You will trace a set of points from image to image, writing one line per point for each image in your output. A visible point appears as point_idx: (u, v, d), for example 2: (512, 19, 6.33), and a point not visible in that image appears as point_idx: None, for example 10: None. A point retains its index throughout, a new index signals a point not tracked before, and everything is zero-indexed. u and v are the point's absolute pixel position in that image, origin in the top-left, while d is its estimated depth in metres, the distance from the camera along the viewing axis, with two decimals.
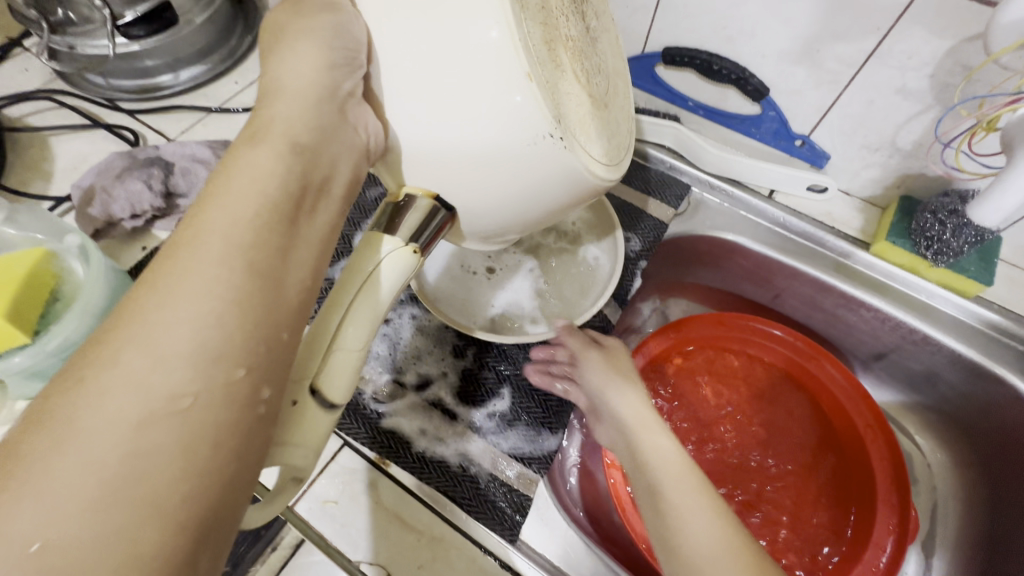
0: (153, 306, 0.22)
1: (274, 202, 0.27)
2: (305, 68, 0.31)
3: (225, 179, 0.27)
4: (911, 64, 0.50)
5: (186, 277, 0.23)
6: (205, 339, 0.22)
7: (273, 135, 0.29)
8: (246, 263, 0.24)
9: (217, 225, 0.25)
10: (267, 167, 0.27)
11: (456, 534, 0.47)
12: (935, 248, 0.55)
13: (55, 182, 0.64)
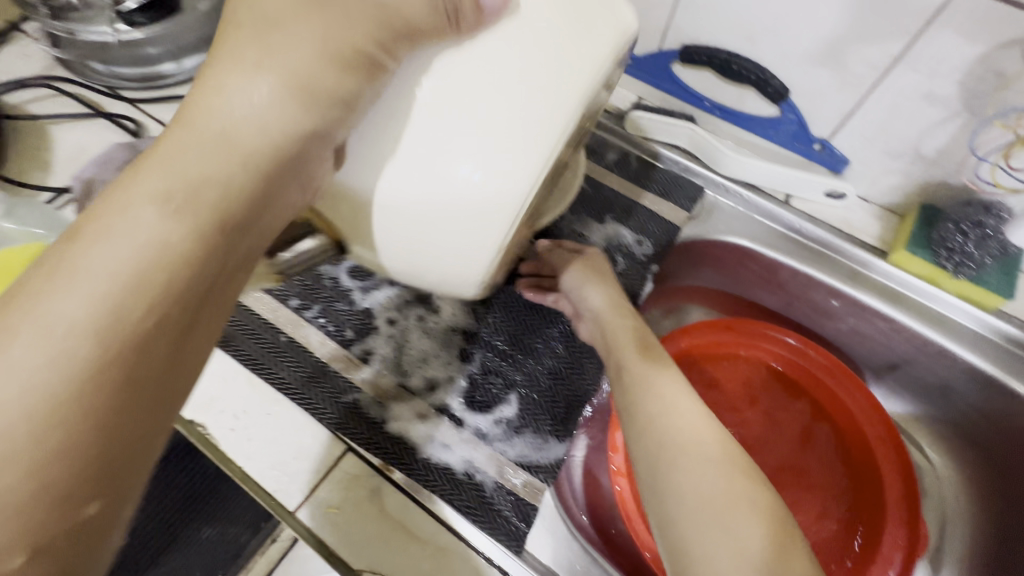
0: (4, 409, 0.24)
1: (160, 308, 0.27)
2: (261, 121, 0.31)
3: (100, 269, 0.27)
4: (941, 70, 0.48)
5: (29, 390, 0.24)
6: (72, 365, 0.25)
7: (194, 206, 0.29)
8: (112, 378, 0.26)
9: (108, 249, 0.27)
10: (172, 251, 0.28)
11: (460, 544, 0.45)
12: (956, 259, 0.54)
13: (55, 172, 0.62)
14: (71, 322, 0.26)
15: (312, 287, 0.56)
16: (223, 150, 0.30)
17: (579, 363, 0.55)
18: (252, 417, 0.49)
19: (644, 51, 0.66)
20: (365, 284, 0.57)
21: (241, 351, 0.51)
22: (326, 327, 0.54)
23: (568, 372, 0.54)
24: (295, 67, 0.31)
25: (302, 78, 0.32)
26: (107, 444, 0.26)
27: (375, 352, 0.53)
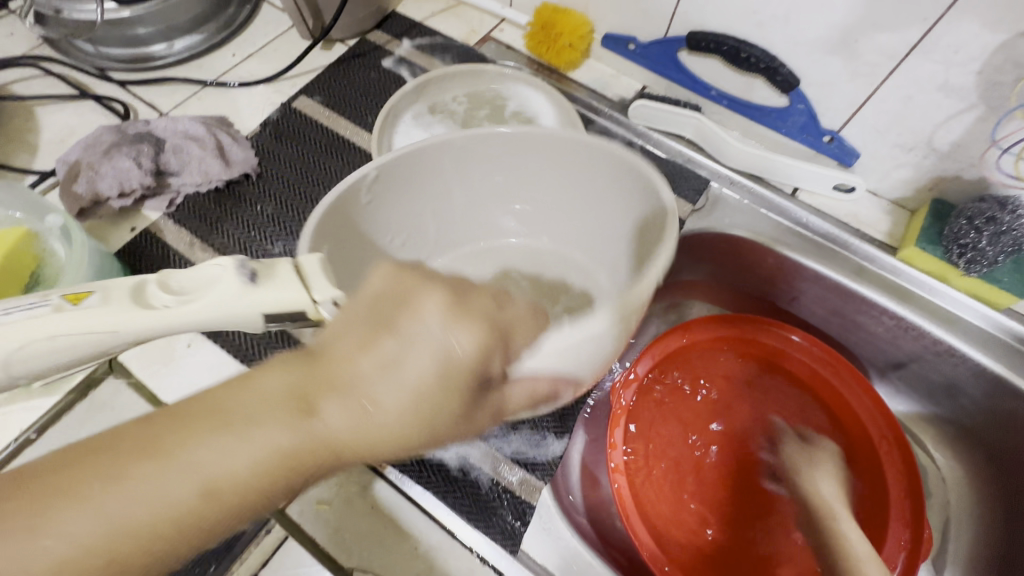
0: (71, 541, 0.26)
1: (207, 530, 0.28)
2: (388, 422, 0.30)
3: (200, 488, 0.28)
4: (958, 59, 0.47)
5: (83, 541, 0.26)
6: (146, 527, 0.27)
7: (285, 466, 0.29)
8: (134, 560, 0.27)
9: (185, 445, 0.28)
10: (243, 493, 0.28)
11: (452, 544, 0.44)
12: (968, 256, 0.52)
13: (40, 155, 0.60)
14: (164, 502, 0.27)
15: None
16: (358, 425, 0.30)
17: None
18: None
19: (650, 37, 0.64)
20: None
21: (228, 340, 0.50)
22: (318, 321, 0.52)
23: None
24: (421, 353, 0.31)
25: (417, 378, 0.31)
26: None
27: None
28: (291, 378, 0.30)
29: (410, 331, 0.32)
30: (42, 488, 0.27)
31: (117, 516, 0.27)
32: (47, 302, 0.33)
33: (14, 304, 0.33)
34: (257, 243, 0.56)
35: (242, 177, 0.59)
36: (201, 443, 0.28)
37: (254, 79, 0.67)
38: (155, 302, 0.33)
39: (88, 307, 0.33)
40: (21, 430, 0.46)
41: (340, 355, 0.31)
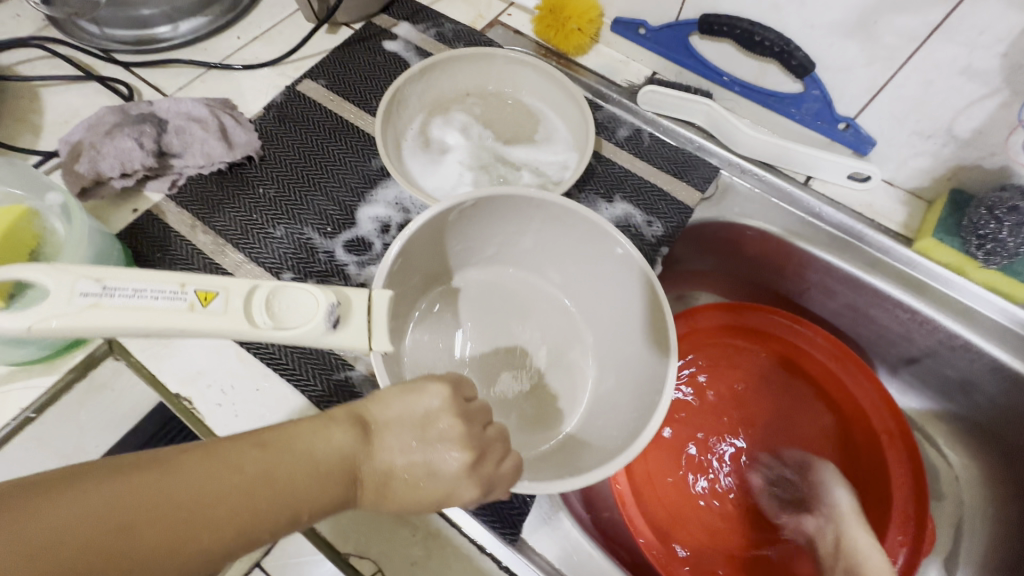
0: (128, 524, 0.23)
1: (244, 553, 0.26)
2: (417, 492, 0.31)
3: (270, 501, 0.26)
4: (982, 41, 0.45)
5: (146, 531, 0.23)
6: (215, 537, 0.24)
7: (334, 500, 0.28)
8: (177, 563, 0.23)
9: (211, 477, 0.25)
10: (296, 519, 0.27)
11: (451, 531, 0.43)
12: (987, 247, 0.50)
13: (45, 136, 0.60)
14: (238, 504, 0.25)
15: (305, 260, 0.54)
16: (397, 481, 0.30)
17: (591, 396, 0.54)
18: (239, 392, 0.47)
19: (660, 21, 0.62)
20: (361, 259, 0.55)
21: None
22: None
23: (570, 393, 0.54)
24: (432, 476, 0.31)
25: (421, 488, 0.31)
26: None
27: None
28: (335, 455, 0.28)
29: (432, 453, 0.31)
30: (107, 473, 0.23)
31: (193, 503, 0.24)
32: (184, 297, 0.30)
33: (153, 287, 0.30)
34: (258, 226, 0.55)
35: (244, 160, 0.58)
36: (231, 482, 0.25)
37: (258, 62, 0.66)
38: (256, 319, 0.31)
39: (208, 313, 0.30)
40: (19, 409, 0.46)
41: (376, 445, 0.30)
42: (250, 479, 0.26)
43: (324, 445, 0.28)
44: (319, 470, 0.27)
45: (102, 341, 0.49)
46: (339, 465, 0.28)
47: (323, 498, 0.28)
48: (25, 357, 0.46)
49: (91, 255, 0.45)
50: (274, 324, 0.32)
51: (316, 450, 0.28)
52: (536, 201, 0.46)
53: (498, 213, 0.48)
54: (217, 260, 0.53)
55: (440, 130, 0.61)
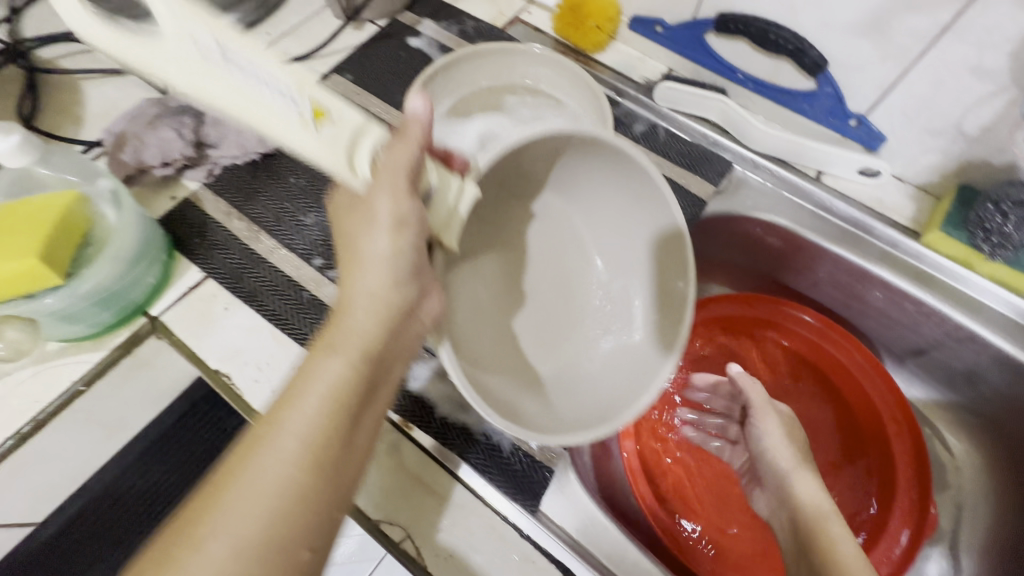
0: (240, 484, 0.31)
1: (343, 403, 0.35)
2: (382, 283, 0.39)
3: (304, 386, 0.35)
4: (992, 40, 0.46)
5: (263, 465, 0.31)
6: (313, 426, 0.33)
7: (348, 347, 0.37)
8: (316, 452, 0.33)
9: (283, 451, 0.32)
10: (340, 377, 0.35)
11: (477, 502, 0.46)
12: (993, 241, 0.52)
13: (87, 126, 0.63)
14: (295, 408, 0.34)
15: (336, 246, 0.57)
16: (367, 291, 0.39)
17: None
18: (275, 369, 0.50)
19: (678, 19, 0.64)
20: None
21: (266, 305, 0.53)
22: None
23: None
24: (378, 297, 0.39)
25: (381, 318, 0.39)
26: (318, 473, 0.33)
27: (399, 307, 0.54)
28: (324, 389, 0.35)
29: (364, 277, 0.39)
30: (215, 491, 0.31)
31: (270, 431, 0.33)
32: (299, 109, 0.32)
33: (271, 85, 0.30)
34: (291, 214, 0.58)
35: (277, 151, 0.61)
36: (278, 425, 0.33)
37: (288, 57, 0.69)
38: (356, 167, 0.36)
39: (318, 134, 0.33)
40: (70, 381, 0.49)
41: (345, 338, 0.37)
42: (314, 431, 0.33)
43: (329, 366, 0.35)
44: (336, 387, 0.35)
45: (146, 320, 0.52)
46: (348, 371, 0.36)
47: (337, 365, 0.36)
48: (78, 333, 0.49)
49: (137, 240, 0.49)
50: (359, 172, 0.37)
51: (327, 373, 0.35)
52: (606, 156, 0.45)
53: (567, 157, 0.46)
54: (252, 246, 0.56)
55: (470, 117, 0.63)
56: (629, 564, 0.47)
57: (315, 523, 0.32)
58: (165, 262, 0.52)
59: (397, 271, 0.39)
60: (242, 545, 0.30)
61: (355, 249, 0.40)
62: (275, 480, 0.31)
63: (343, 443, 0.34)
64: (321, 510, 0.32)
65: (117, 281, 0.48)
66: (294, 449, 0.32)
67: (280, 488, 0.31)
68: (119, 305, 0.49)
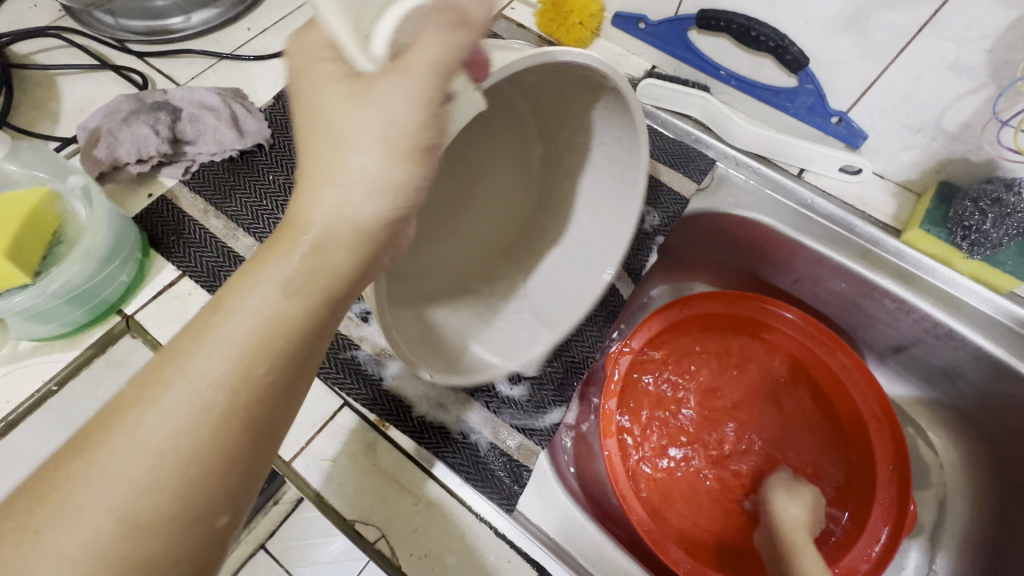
0: (135, 422, 0.27)
1: (271, 350, 0.29)
2: (358, 183, 0.29)
3: (226, 312, 0.29)
4: (969, 37, 0.46)
5: (165, 402, 0.27)
6: (238, 366, 0.28)
7: (292, 273, 0.29)
8: (225, 404, 0.28)
9: (158, 421, 0.27)
10: (274, 310, 0.29)
11: (453, 501, 0.45)
12: (972, 238, 0.52)
13: (62, 122, 0.62)
14: (219, 338, 0.28)
15: None
16: (324, 198, 0.29)
17: (583, 358, 0.53)
18: None
19: (660, 15, 0.63)
20: None
21: None
22: None
23: (570, 368, 0.53)
24: (343, 214, 0.29)
25: (330, 250, 0.30)
26: (234, 429, 0.28)
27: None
28: (250, 325, 0.29)
29: (325, 197, 0.29)
30: (103, 428, 0.27)
31: (189, 365, 0.28)
32: None
33: None
34: (268, 211, 0.57)
35: (255, 148, 0.60)
36: (196, 360, 0.28)
37: (268, 53, 0.68)
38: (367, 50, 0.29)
39: None
40: (41, 381, 0.48)
41: (259, 287, 0.29)
42: (199, 403, 0.27)
43: (230, 322, 0.28)
44: (267, 327, 0.29)
45: (120, 319, 0.51)
46: (256, 333, 0.28)
47: (277, 305, 0.29)
48: (50, 332, 0.48)
49: (110, 238, 0.48)
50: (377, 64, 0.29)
51: (228, 329, 0.28)
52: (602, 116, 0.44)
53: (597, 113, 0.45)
54: (229, 244, 0.55)
55: None
56: (606, 561, 0.47)
57: (192, 509, 0.27)
58: (139, 261, 0.52)
59: (370, 198, 0.29)
60: (95, 526, 0.25)
61: (327, 136, 0.30)
62: (146, 456, 0.26)
63: (238, 423, 0.28)
64: (202, 496, 0.27)
65: (88, 279, 0.47)
66: (172, 424, 0.27)
67: (150, 465, 0.26)
68: (91, 304, 0.49)
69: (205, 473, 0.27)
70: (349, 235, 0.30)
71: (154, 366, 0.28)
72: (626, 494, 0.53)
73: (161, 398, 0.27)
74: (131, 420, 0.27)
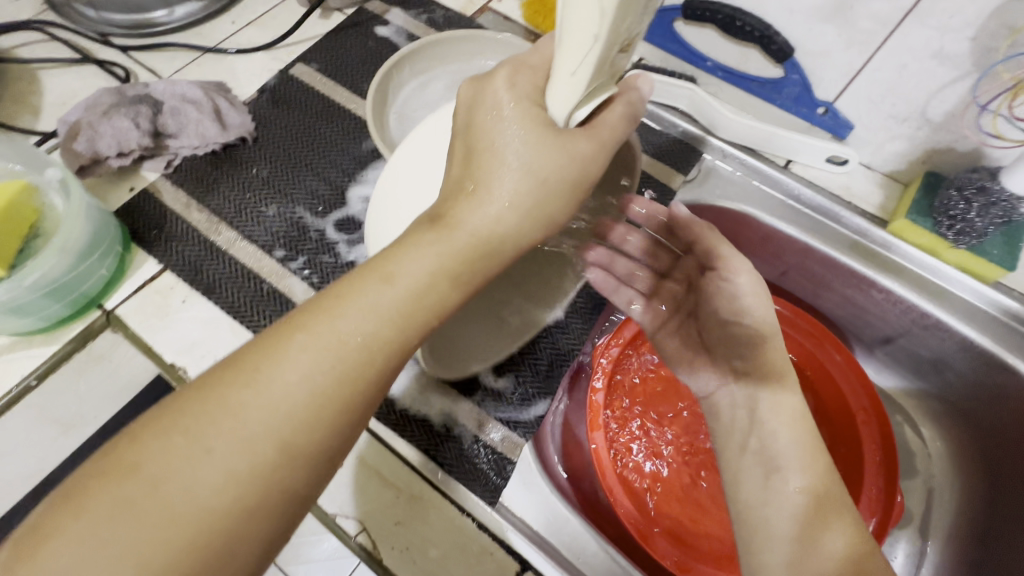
0: (283, 360, 0.31)
1: (405, 325, 0.34)
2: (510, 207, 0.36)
3: (385, 276, 0.34)
4: (952, 25, 0.46)
5: (304, 355, 0.31)
6: (385, 330, 0.33)
7: (444, 256, 0.35)
8: (367, 359, 0.33)
9: (285, 387, 0.30)
10: (421, 283, 0.34)
11: (435, 494, 0.45)
12: (957, 227, 0.52)
13: (43, 116, 0.61)
14: (374, 302, 0.33)
15: (296, 237, 0.56)
16: (482, 201, 0.36)
17: (568, 351, 0.53)
18: None
19: None
20: (351, 238, 0.56)
21: (224, 298, 0.52)
22: (308, 277, 0.54)
23: (555, 362, 0.52)
24: (492, 225, 0.36)
25: (478, 252, 0.36)
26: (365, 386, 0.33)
27: (361, 260, 0.55)
28: (401, 297, 0.34)
29: (478, 210, 0.36)
30: (248, 363, 0.31)
31: (352, 320, 0.33)
32: None
33: None
34: (251, 205, 0.57)
35: (237, 141, 0.60)
36: (354, 316, 0.33)
37: (252, 46, 0.68)
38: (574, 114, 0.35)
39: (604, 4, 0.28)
40: (21, 376, 0.48)
41: (399, 274, 0.34)
42: (324, 379, 0.31)
43: (366, 302, 0.33)
44: (414, 301, 0.34)
45: (100, 314, 0.51)
46: (385, 320, 0.33)
47: (430, 287, 0.35)
48: (28, 326, 0.48)
49: (88, 232, 0.48)
50: (573, 123, 0.36)
51: (363, 310, 0.33)
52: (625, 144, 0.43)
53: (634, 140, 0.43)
54: (211, 238, 0.55)
55: (429, 102, 0.63)
56: (589, 554, 0.48)
57: (292, 478, 0.30)
58: (120, 255, 0.51)
59: (514, 213, 0.36)
60: (214, 474, 0.28)
61: (486, 153, 0.36)
62: (270, 418, 0.30)
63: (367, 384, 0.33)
64: (307, 466, 0.30)
65: (66, 273, 0.47)
66: (293, 389, 0.30)
67: (272, 427, 0.29)
68: (72, 296, 0.48)
69: (315, 446, 0.31)
70: (485, 242, 0.36)
71: (311, 308, 0.33)
72: (610, 481, 0.53)
73: (303, 348, 0.31)
74: (289, 354, 0.31)
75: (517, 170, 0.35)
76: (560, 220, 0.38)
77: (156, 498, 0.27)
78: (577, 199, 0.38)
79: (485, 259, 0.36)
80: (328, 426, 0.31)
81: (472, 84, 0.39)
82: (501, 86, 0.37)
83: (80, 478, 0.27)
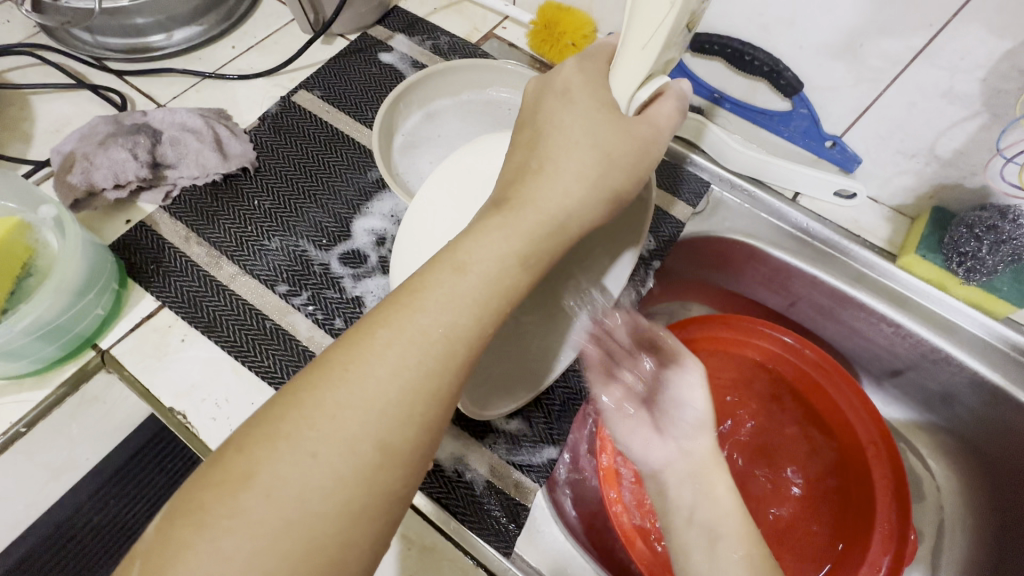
0: (373, 362, 0.29)
1: (484, 317, 0.32)
2: (573, 188, 0.35)
3: (461, 272, 0.32)
4: (963, 65, 0.46)
5: (391, 351, 0.30)
6: (466, 323, 0.31)
7: (520, 241, 0.34)
8: (449, 347, 0.31)
9: (378, 383, 0.29)
10: (494, 272, 0.33)
11: (447, 545, 0.44)
12: (968, 265, 0.52)
13: (35, 145, 0.59)
14: (454, 294, 0.32)
15: (300, 272, 0.54)
16: (538, 208, 0.35)
17: (581, 389, 0.52)
18: (232, 405, 0.48)
19: None
20: (357, 272, 0.55)
21: (224, 336, 0.50)
22: (312, 313, 0.52)
23: (568, 400, 0.51)
24: (564, 207, 0.35)
25: (545, 246, 0.35)
26: (449, 386, 0.31)
27: (367, 295, 0.54)
28: (478, 284, 0.32)
29: (548, 188, 0.35)
30: (336, 363, 0.29)
31: (438, 309, 0.31)
32: None
33: None
34: (254, 237, 0.55)
35: (239, 171, 0.58)
36: (438, 304, 0.31)
37: (253, 72, 0.66)
38: (636, 96, 0.37)
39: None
40: (9, 424, 0.45)
41: (471, 263, 0.33)
42: (412, 373, 0.29)
43: (444, 294, 0.31)
44: (489, 288, 0.32)
45: (95, 354, 0.49)
46: (463, 309, 0.31)
47: (511, 278, 0.33)
48: (16, 371, 0.45)
49: (85, 270, 0.46)
50: (636, 105, 0.37)
51: (442, 302, 0.31)
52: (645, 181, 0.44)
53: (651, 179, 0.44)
54: (212, 272, 0.53)
55: (441, 125, 0.63)
56: None
57: (394, 478, 0.28)
58: (116, 292, 0.49)
59: (580, 186, 0.35)
60: (322, 480, 0.26)
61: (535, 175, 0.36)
62: (365, 416, 0.28)
63: (451, 377, 0.31)
64: (408, 464, 0.29)
65: (60, 314, 0.44)
66: (388, 385, 0.29)
67: (370, 428, 0.28)
68: (66, 337, 0.46)
69: (413, 441, 0.29)
70: (554, 219, 0.35)
71: (388, 304, 0.32)
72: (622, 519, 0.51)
73: (388, 345, 0.30)
74: (380, 349, 0.30)
75: (585, 145, 0.36)
76: (628, 193, 0.37)
77: (270, 505, 0.25)
78: (642, 172, 0.37)
79: (555, 238, 0.35)
80: (421, 423, 0.29)
81: (539, 80, 0.41)
82: (570, 73, 0.39)
83: (190, 492, 0.26)
